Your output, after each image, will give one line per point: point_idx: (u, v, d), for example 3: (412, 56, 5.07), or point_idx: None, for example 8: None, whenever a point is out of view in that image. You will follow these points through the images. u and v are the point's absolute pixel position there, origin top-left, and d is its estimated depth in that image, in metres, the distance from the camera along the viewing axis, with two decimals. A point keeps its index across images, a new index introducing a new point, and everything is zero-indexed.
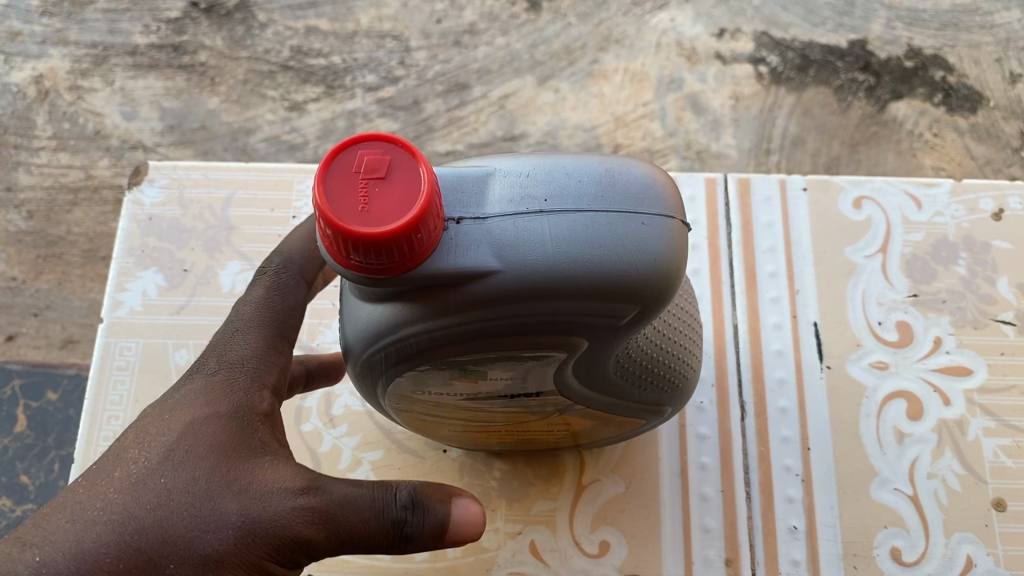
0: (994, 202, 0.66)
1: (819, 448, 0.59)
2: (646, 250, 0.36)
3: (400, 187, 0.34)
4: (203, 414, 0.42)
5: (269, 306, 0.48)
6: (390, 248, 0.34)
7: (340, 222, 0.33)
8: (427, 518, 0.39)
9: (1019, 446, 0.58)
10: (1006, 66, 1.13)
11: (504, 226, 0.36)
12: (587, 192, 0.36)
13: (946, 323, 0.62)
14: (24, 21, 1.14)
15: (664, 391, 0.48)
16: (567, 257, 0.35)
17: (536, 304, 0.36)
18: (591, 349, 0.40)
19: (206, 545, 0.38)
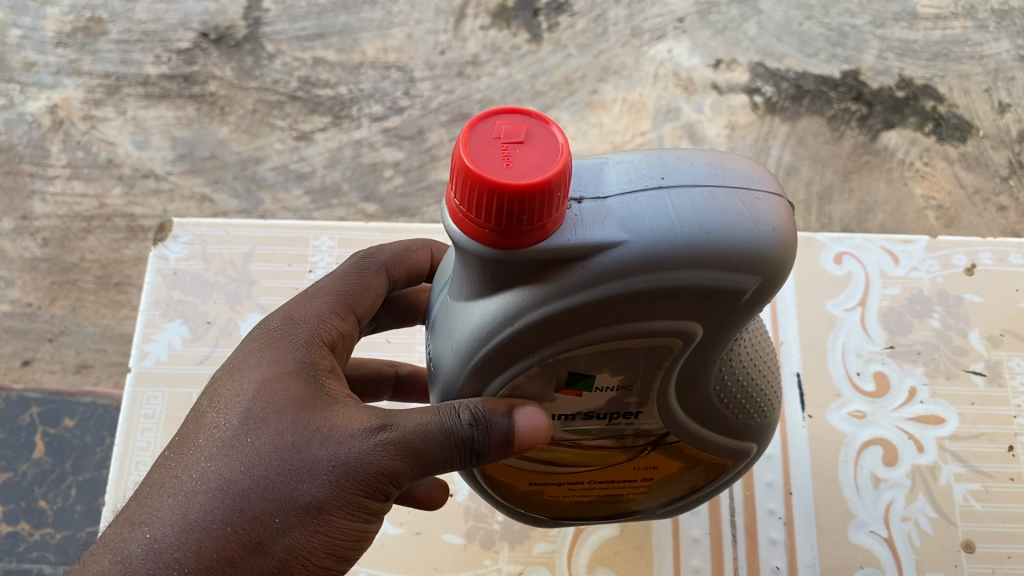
0: (966, 257, 0.70)
1: (800, 492, 0.62)
2: (764, 222, 0.36)
3: (541, 147, 0.34)
4: (277, 373, 0.45)
5: (336, 279, 0.51)
6: (531, 204, 0.33)
7: (485, 176, 0.33)
8: (494, 428, 0.42)
9: (988, 490, 0.61)
10: (995, 95, 1.17)
11: (626, 203, 0.36)
12: (704, 171, 0.37)
13: (921, 373, 0.66)
14: (38, 51, 1.18)
15: (751, 416, 0.49)
16: (693, 227, 0.35)
17: (664, 275, 0.36)
18: (703, 337, 0.40)
19: (302, 495, 0.41)
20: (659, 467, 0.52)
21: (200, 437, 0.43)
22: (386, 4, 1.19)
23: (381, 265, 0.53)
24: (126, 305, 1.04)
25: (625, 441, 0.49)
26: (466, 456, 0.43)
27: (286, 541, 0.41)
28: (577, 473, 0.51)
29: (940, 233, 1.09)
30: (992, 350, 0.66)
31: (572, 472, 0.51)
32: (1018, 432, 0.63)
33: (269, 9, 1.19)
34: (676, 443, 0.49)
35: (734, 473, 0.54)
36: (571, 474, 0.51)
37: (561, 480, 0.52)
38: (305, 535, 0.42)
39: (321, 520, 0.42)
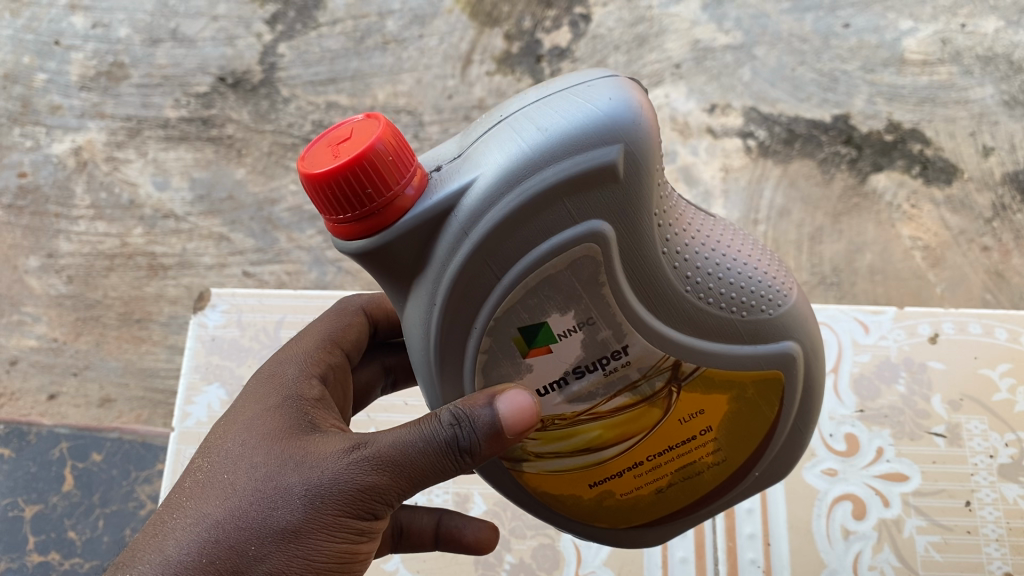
0: (930, 326, 0.76)
1: (778, 543, 0.67)
2: (596, 97, 0.39)
3: (361, 132, 0.38)
4: (261, 410, 0.48)
5: (321, 327, 0.57)
6: (362, 176, 0.38)
7: (316, 171, 0.37)
8: (472, 425, 0.42)
9: (946, 542, 0.66)
10: (980, 139, 1.16)
11: (479, 147, 0.40)
12: (535, 92, 0.41)
13: (887, 435, 0.71)
14: (64, 95, 1.24)
15: (763, 312, 0.45)
16: (534, 132, 0.38)
17: (531, 184, 0.38)
18: (618, 239, 0.41)
19: (276, 520, 0.43)
20: (706, 410, 0.49)
21: (188, 482, 0.46)
22: (396, 50, 1.25)
23: (359, 307, 0.59)
24: (147, 341, 1.08)
25: (639, 391, 0.47)
26: (447, 464, 0.44)
27: (265, 567, 0.42)
28: (624, 455, 0.50)
29: (926, 273, 1.08)
30: (952, 413, 0.72)
31: (620, 454, 0.50)
32: (975, 488, 0.68)
33: (284, 54, 1.25)
34: (703, 372, 0.47)
35: (799, 386, 0.48)
36: (620, 458, 0.50)
37: (618, 470, 0.50)
38: (284, 560, 0.42)
39: (299, 544, 0.43)
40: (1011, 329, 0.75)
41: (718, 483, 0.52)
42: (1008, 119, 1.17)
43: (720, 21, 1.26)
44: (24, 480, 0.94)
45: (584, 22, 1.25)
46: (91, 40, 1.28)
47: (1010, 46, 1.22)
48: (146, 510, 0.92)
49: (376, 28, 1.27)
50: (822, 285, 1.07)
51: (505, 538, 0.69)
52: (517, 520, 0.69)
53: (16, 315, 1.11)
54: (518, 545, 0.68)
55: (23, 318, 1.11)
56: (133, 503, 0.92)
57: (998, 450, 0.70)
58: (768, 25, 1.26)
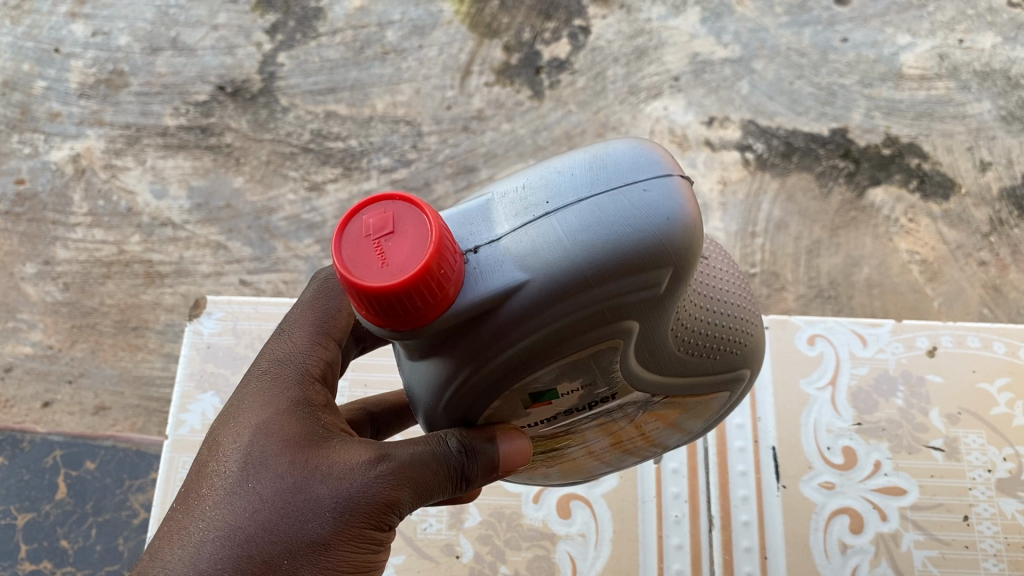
0: (928, 339, 0.76)
1: (774, 557, 0.67)
2: (657, 212, 0.35)
3: (411, 237, 0.34)
4: (270, 414, 0.45)
5: (308, 309, 0.52)
6: (415, 292, 0.33)
7: (364, 283, 0.33)
8: (481, 455, 0.43)
9: (944, 556, 0.67)
10: (977, 154, 1.16)
11: (518, 239, 0.36)
12: (583, 181, 0.36)
13: (885, 448, 0.71)
14: (63, 103, 1.24)
15: (730, 351, 0.46)
16: (586, 244, 0.35)
17: (577, 299, 0.35)
18: (642, 329, 0.39)
19: (307, 534, 0.42)
20: (660, 419, 0.49)
21: (205, 486, 0.44)
22: (395, 60, 1.25)
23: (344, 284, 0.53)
24: (143, 349, 1.08)
25: (614, 413, 0.47)
26: (459, 479, 0.44)
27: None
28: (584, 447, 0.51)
29: (924, 287, 1.08)
30: (950, 427, 0.71)
31: (580, 447, 0.51)
32: (973, 503, 0.68)
33: (283, 63, 1.25)
34: (670, 398, 0.46)
35: (738, 390, 0.50)
36: (578, 449, 0.51)
37: (574, 454, 0.52)
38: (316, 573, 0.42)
39: (329, 556, 0.42)
40: (1008, 343, 0.75)
41: (657, 447, 0.56)
42: (1005, 135, 1.17)
43: (718, 34, 1.26)
44: (16, 488, 0.93)
45: (583, 35, 1.25)
46: (91, 48, 1.28)
47: (1007, 61, 1.23)
48: (138, 519, 0.92)
49: (376, 38, 1.27)
50: (819, 299, 1.07)
51: (499, 549, 0.68)
52: (512, 531, 0.69)
53: (12, 322, 1.11)
54: (513, 557, 0.68)
55: (19, 324, 1.10)
56: (125, 511, 0.92)
57: (996, 464, 0.70)
58: (767, 39, 1.26)
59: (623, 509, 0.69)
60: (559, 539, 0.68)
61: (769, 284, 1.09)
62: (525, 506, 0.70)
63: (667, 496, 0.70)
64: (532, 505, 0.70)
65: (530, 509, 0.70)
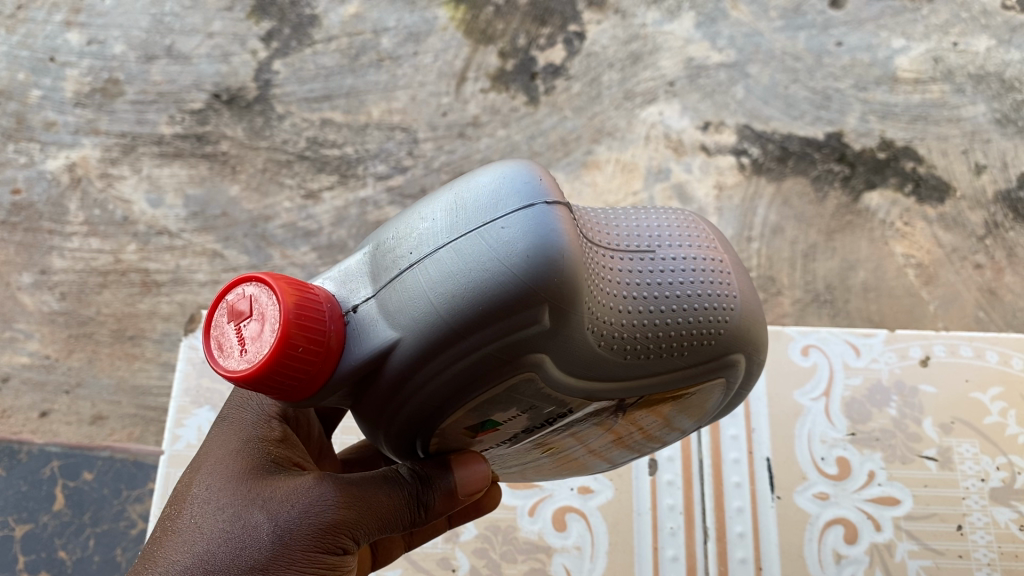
0: (922, 349, 0.76)
1: (769, 568, 0.68)
2: (510, 253, 0.35)
3: (267, 318, 0.37)
4: (223, 454, 0.48)
5: None
6: (278, 375, 0.37)
7: (229, 373, 0.37)
8: (435, 482, 0.45)
9: (938, 566, 0.67)
10: (972, 157, 1.16)
11: (391, 294, 0.37)
12: (444, 228, 0.37)
13: (879, 458, 0.71)
14: (58, 111, 1.24)
15: (707, 340, 0.42)
16: (447, 295, 0.36)
17: (455, 348, 0.36)
18: (557, 357, 0.38)
19: (244, 559, 0.43)
20: (647, 416, 0.48)
21: (158, 531, 0.46)
22: (391, 67, 1.25)
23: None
24: (140, 358, 1.08)
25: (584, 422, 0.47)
26: (417, 506, 0.45)
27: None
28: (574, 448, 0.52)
29: (920, 290, 1.08)
30: (943, 437, 0.72)
31: (570, 449, 0.53)
32: (967, 512, 0.69)
33: (279, 70, 1.25)
34: (643, 402, 0.45)
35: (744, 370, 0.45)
36: (569, 449, 0.53)
37: (570, 452, 0.54)
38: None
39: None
40: (1001, 352, 0.76)
41: (656, 442, 0.55)
42: (1000, 137, 1.17)
43: (713, 39, 1.26)
44: (14, 499, 0.93)
45: (578, 40, 1.25)
46: (86, 56, 1.28)
47: (1001, 64, 1.23)
48: (137, 529, 0.92)
49: (371, 45, 1.27)
50: (815, 303, 1.08)
51: (495, 562, 0.68)
52: (507, 545, 0.69)
53: (8, 332, 1.10)
54: (509, 569, 0.68)
55: (15, 334, 1.10)
56: (124, 521, 0.92)
57: (989, 473, 0.70)
58: (762, 43, 1.26)
59: (618, 522, 0.69)
60: (555, 552, 0.69)
61: (765, 289, 1.09)
62: (520, 518, 0.70)
63: (662, 508, 0.70)
64: (528, 518, 0.70)
65: (525, 522, 0.70)
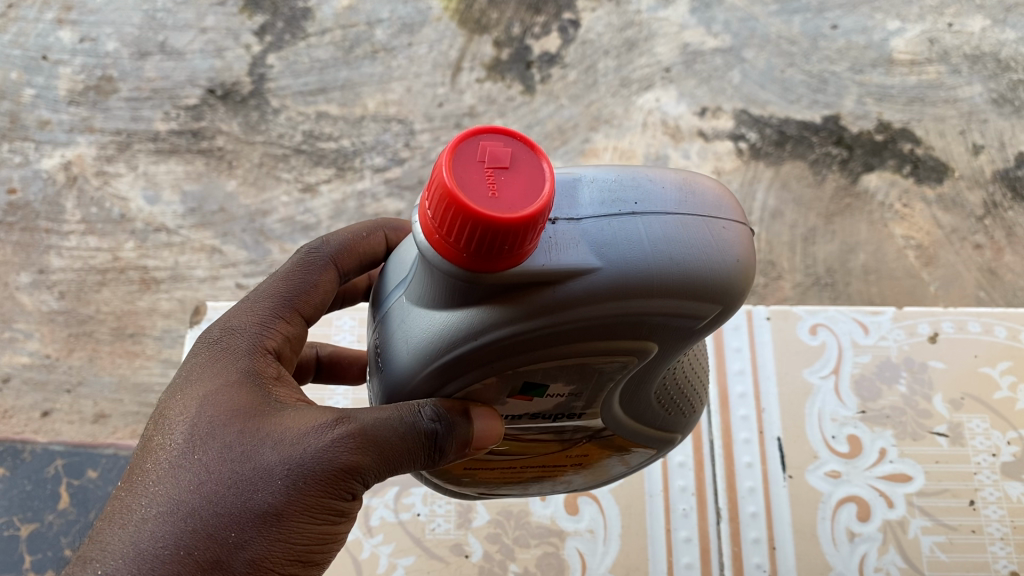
0: (930, 326, 0.77)
1: (783, 546, 0.68)
2: (729, 253, 0.37)
3: (524, 178, 0.34)
4: (221, 384, 0.44)
5: (280, 282, 0.50)
6: (509, 236, 0.33)
7: (468, 203, 0.32)
8: (456, 428, 0.41)
9: (952, 542, 0.67)
10: (970, 138, 1.16)
11: (599, 227, 0.37)
12: (673, 197, 0.38)
13: (890, 435, 0.72)
14: (52, 110, 1.23)
15: (682, 413, 0.53)
16: (666, 258, 0.36)
17: (636, 303, 0.37)
18: (659, 352, 0.41)
19: (257, 504, 0.41)
20: (588, 454, 0.54)
21: (143, 462, 0.43)
22: (385, 58, 1.25)
23: (326, 259, 0.51)
24: (141, 355, 1.07)
25: (566, 435, 0.50)
26: (431, 452, 0.42)
27: (246, 554, 0.40)
28: (514, 459, 0.52)
29: (920, 272, 1.08)
30: (954, 412, 0.72)
31: (511, 459, 0.52)
32: (979, 487, 0.69)
33: (273, 65, 1.24)
34: (613, 436, 0.52)
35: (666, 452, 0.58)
36: (508, 461, 0.52)
37: (495, 466, 0.53)
38: (267, 544, 0.41)
39: (281, 527, 0.41)
40: (1009, 327, 0.76)
41: (601, 476, 0.59)
42: (997, 117, 1.17)
43: (709, 24, 1.26)
44: (19, 499, 0.93)
45: (573, 28, 1.25)
46: (79, 54, 1.27)
47: (997, 44, 1.23)
48: None
49: (365, 37, 1.26)
50: (816, 286, 1.07)
51: (508, 547, 0.68)
52: (520, 529, 0.69)
53: (7, 332, 1.10)
54: (522, 555, 0.68)
55: (15, 334, 1.09)
56: None
57: (1000, 448, 0.71)
58: (757, 28, 1.26)
59: (630, 504, 0.70)
60: (568, 535, 0.69)
61: (766, 274, 1.09)
62: (532, 503, 0.70)
63: (674, 489, 0.70)
64: (540, 503, 0.70)
65: (538, 506, 0.70)
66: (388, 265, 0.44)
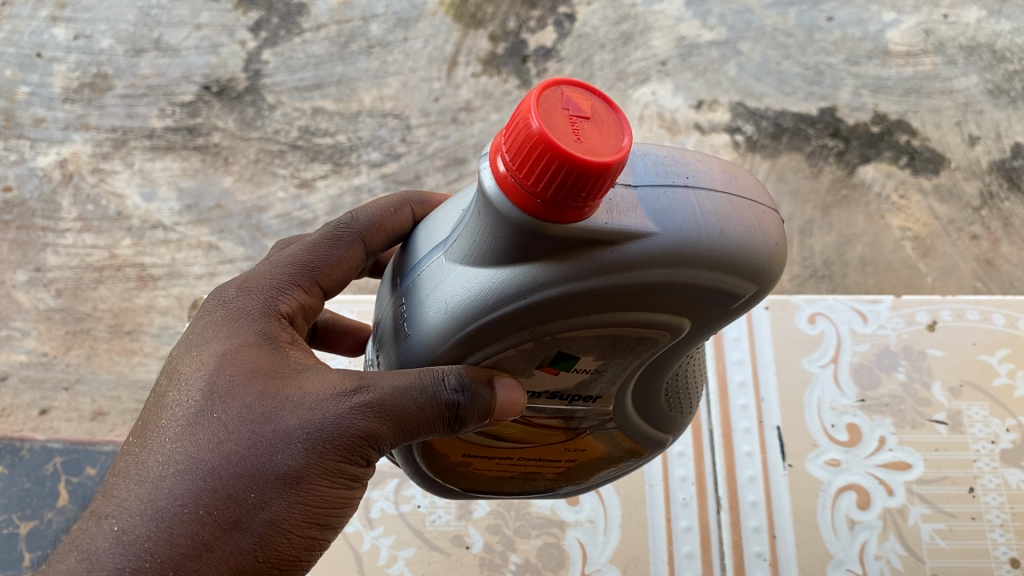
0: (928, 314, 0.77)
1: (783, 535, 0.68)
2: (770, 236, 0.40)
3: (606, 129, 0.34)
4: (237, 344, 0.44)
5: (303, 250, 0.49)
6: (592, 182, 0.33)
7: (558, 145, 0.33)
8: (479, 398, 0.41)
9: (952, 529, 0.68)
10: (966, 129, 1.16)
11: (655, 196, 0.38)
12: (719, 177, 0.40)
13: (889, 424, 0.72)
14: (47, 107, 1.23)
15: (680, 412, 0.53)
16: (719, 230, 0.38)
17: (686, 271, 0.38)
18: (688, 331, 0.42)
19: (277, 466, 0.41)
20: (587, 450, 0.54)
21: (161, 418, 0.43)
22: (381, 53, 1.24)
23: (355, 235, 0.49)
24: (138, 353, 1.07)
25: (572, 424, 0.50)
26: (452, 421, 0.42)
27: (265, 515, 0.41)
28: (514, 448, 0.52)
29: (917, 263, 1.08)
30: (953, 400, 0.73)
31: (510, 448, 0.52)
32: (978, 474, 0.70)
33: (268, 60, 1.24)
34: (615, 431, 0.52)
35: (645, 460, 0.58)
36: (507, 449, 0.52)
37: (493, 455, 0.52)
38: (284, 506, 0.41)
39: (299, 489, 0.41)
40: (1007, 315, 0.77)
41: (601, 476, 0.59)
42: (993, 108, 1.17)
43: (704, 17, 1.26)
44: (17, 496, 0.93)
45: (568, 22, 1.25)
46: (74, 51, 1.27)
47: (992, 35, 1.23)
48: None
49: (360, 32, 1.26)
50: (813, 278, 1.07)
51: (509, 538, 0.69)
52: (521, 520, 0.69)
53: (5, 330, 1.09)
54: (523, 545, 0.68)
55: (12, 332, 1.09)
56: None
57: (999, 436, 0.71)
58: (753, 20, 1.26)
59: (630, 494, 0.70)
60: (569, 526, 0.69)
61: None
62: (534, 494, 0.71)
63: (674, 479, 0.71)
64: None
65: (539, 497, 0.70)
66: (424, 231, 0.44)
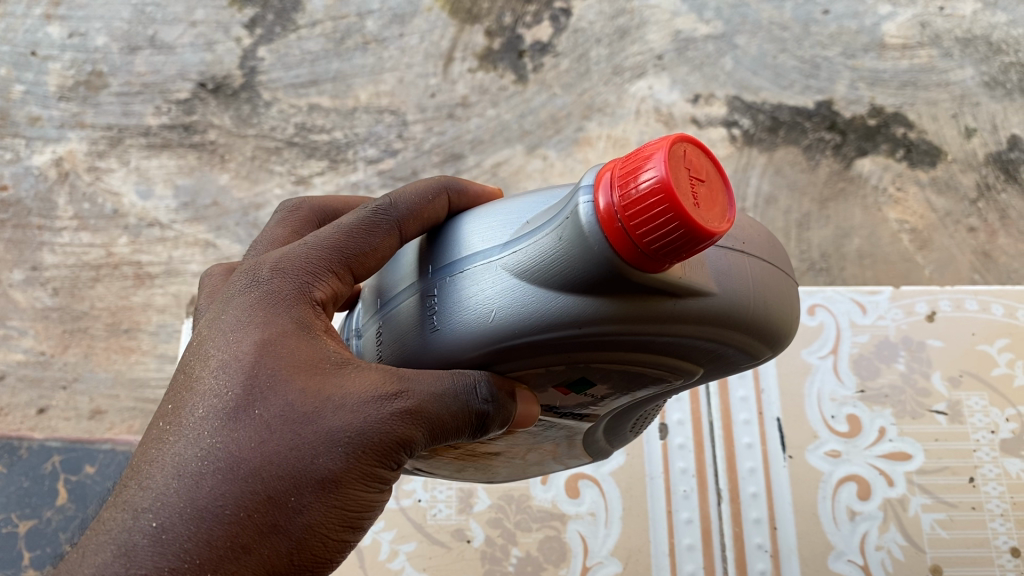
0: (927, 305, 0.77)
1: (784, 527, 0.68)
2: (792, 313, 0.43)
3: (716, 200, 0.35)
4: (275, 334, 0.41)
5: (340, 233, 0.44)
6: (697, 244, 0.34)
7: (683, 204, 0.33)
8: (504, 408, 0.40)
9: (952, 518, 0.68)
10: (962, 121, 1.16)
11: (721, 256, 0.40)
12: (762, 246, 0.43)
13: (889, 414, 0.72)
14: (42, 106, 1.22)
15: (631, 430, 0.57)
16: (765, 299, 0.41)
17: (731, 331, 0.40)
18: (702, 376, 0.44)
19: (318, 469, 0.39)
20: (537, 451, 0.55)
21: (196, 407, 0.40)
22: (377, 49, 1.24)
23: (394, 223, 0.44)
24: (136, 351, 1.07)
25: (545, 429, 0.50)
26: (481, 428, 0.41)
27: (303, 520, 0.39)
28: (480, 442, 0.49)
29: (914, 255, 1.08)
30: (952, 390, 0.73)
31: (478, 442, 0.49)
32: (978, 464, 0.70)
33: (264, 57, 1.24)
34: (576, 441, 0.54)
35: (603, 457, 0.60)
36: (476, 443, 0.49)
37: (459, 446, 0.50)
38: (323, 510, 0.39)
39: (338, 494, 0.39)
40: (1006, 305, 0.77)
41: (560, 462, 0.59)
42: (989, 100, 1.17)
43: (700, 11, 1.26)
44: (17, 495, 0.93)
45: (564, 17, 1.24)
46: (68, 49, 1.27)
47: (988, 27, 1.23)
48: None
49: (356, 28, 1.26)
50: (811, 272, 1.07)
51: (510, 531, 0.69)
52: (522, 513, 0.70)
53: (2, 329, 1.09)
54: (524, 539, 0.69)
55: (9, 332, 1.09)
56: None
57: (999, 425, 0.71)
58: (749, 14, 1.25)
59: (631, 487, 0.70)
60: (570, 519, 0.69)
61: None
62: (534, 488, 0.71)
63: (674, 471, 0.71)
64: (541, 487, 0.71)
65: (539, 491, 0.71)
66: (466, 224, 0.42)
